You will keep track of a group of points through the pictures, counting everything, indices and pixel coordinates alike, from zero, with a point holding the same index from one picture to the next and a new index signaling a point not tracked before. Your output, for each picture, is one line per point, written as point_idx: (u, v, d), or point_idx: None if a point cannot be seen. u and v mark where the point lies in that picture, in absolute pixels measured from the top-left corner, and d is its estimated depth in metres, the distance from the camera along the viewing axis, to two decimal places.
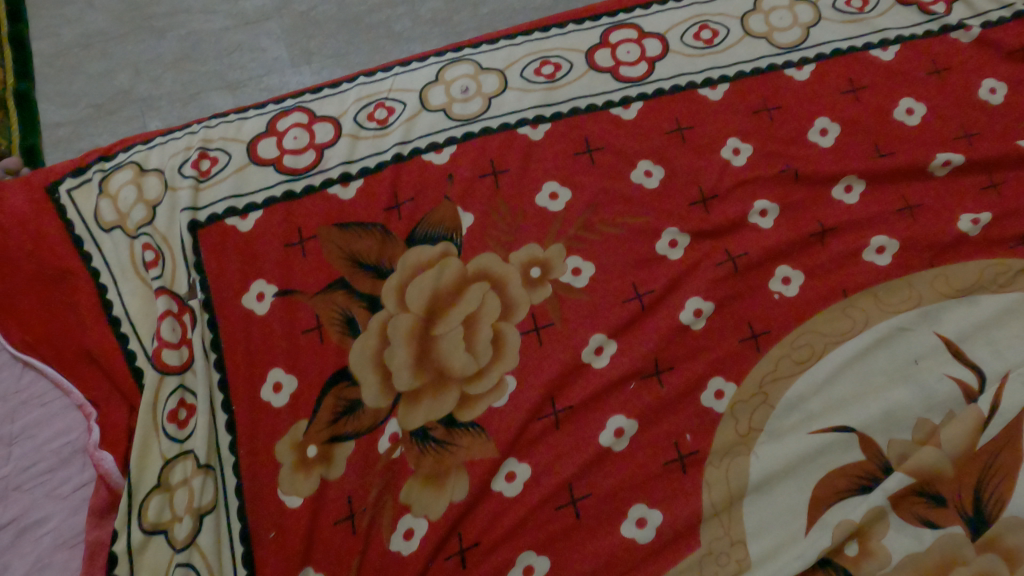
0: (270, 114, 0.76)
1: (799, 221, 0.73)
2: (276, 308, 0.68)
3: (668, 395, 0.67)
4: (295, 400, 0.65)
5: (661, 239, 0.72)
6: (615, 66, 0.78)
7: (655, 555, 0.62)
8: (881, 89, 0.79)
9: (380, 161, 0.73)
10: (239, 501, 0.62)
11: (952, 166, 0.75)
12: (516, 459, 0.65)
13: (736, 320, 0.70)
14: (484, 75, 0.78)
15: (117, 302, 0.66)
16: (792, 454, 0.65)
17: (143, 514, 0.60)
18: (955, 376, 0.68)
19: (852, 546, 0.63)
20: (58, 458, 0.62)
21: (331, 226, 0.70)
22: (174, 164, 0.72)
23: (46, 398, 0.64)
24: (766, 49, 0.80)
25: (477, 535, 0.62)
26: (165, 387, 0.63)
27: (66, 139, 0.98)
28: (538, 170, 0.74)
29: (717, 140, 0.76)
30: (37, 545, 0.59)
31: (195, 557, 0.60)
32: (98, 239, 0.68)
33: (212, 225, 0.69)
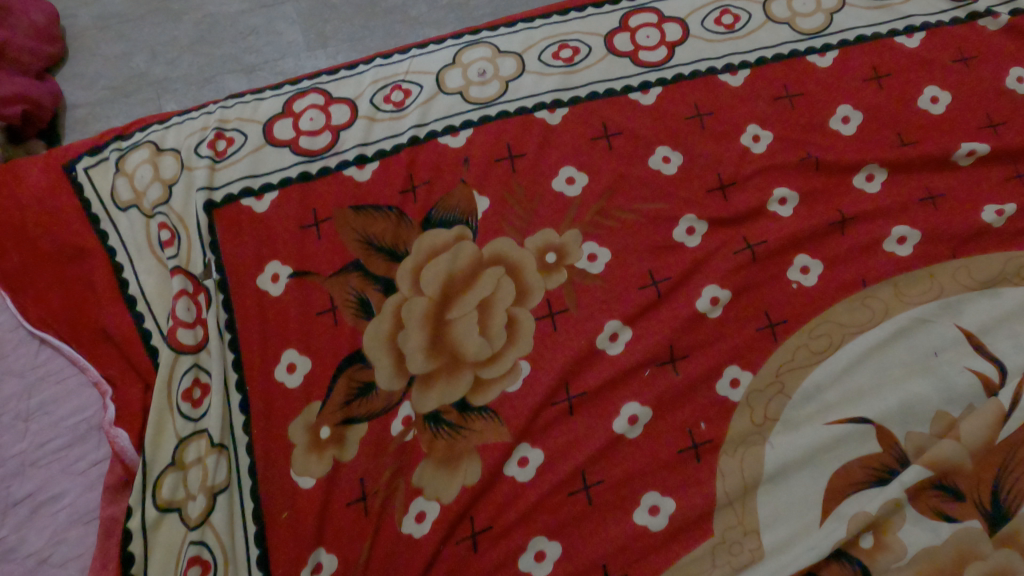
0: (286, 95, 0.75)
1: (819, 210, 0.72)
2: (290, 290, 0.68)
3: (683, 383, 0.66)
4: (308, 381, 0.65)
5: (678, 226, 0.72)
6: (634, 50, 0.77)
7: (666, 543, 0.62)
8: (905, 77, 0.77)
9: (396, 143, 0.73)
10: (252, 481, 0.62)
11: (977, 156, 0.74)
12: (529, 444, 0.65)
13: (753, 308, 0.69)
14: (502, 58, 0.77)
15: (133, 281, 0.66)
16: (808, 444, 0.65)
17: (157, 491, 0.60)
18: (975, 369, 0.67)
19: (867, 538, 0.62)
20: (74, 434, 0.62)
21: (346, 208, 0.70)
22: (190, 143, 0.72)
23: (62, 374, 0.64)
24: (789, 34, 0.79)
25: (489, 519, 0.62)
26: (179, 365, 0.64)
27: (83, 120, 0.97)
28: (554, 155, 0.73)
29: (737, 127, 0.75)
30: (53, 520, 0.59)
31: (208, 535, 0.60)
32: (115, 218, 0.69)
33: (227, 206, 0.69)
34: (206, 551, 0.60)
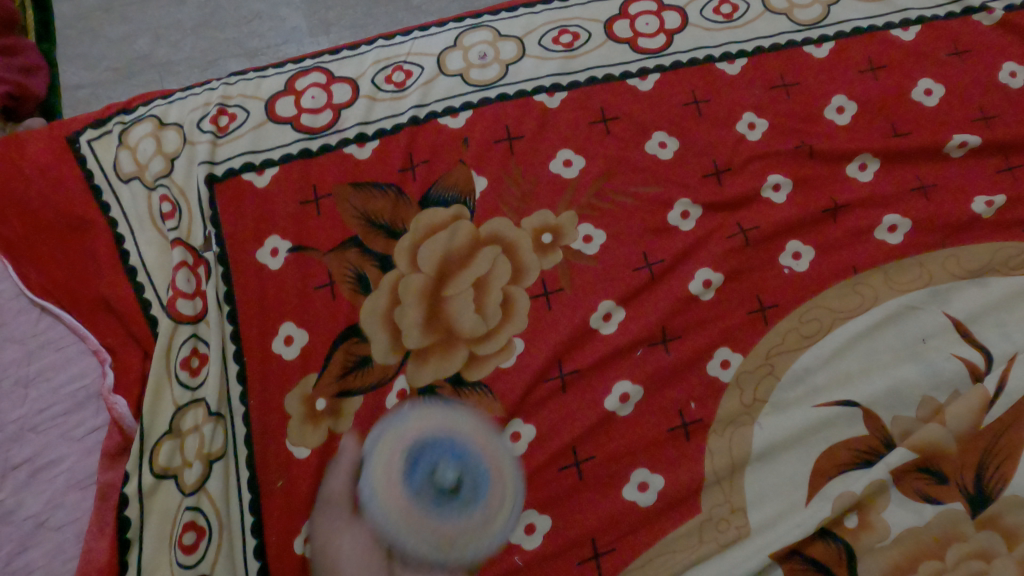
0: (288, 73, 0.76)
1: (811, 197, 0.73)
2: (289, 264, 0.69)
3: (674, 364, 0.68)
4: (305, 354, 0.66)
5: (673, 211, 0.73)
6: (633, 38, 0.78)
7: (654, 518, 0.63)
8: (900, 69, 0.78)
9: (396, 123, 0.74)
10: (248, 450, 0.63)
11: (968, 148, 0.75)
12: (522, 420, 0.66)
13: (745, 292, 0.71)
14: (503, 42, 0.78)
15: (134, 252, 0.67)
16: (796, 425, 0.66)
17: (154, 458, 0.61)
18: (962, 355, 0.68)
19: (852, 518, 0.63)
20: (73, 401, 0.63)
21: (346, 185, 0.71)
22: (193, 118, 0.73)
23: (63, 342, 0.65)
24: (787, 25, 0.80)
25: (481, 492, 0.63)
26: (178, 335, 0.65)
27: (87, 100, 0.98)
28: (553, 138, 0.74)
29: (733, 115, 0.76)
30: (51, 485, 0.60)
31: (203, 502, 0.61)
32: (117, 190, 0.69)
33: (228, 180, 0.70)
34: (201, 517, 0.61)
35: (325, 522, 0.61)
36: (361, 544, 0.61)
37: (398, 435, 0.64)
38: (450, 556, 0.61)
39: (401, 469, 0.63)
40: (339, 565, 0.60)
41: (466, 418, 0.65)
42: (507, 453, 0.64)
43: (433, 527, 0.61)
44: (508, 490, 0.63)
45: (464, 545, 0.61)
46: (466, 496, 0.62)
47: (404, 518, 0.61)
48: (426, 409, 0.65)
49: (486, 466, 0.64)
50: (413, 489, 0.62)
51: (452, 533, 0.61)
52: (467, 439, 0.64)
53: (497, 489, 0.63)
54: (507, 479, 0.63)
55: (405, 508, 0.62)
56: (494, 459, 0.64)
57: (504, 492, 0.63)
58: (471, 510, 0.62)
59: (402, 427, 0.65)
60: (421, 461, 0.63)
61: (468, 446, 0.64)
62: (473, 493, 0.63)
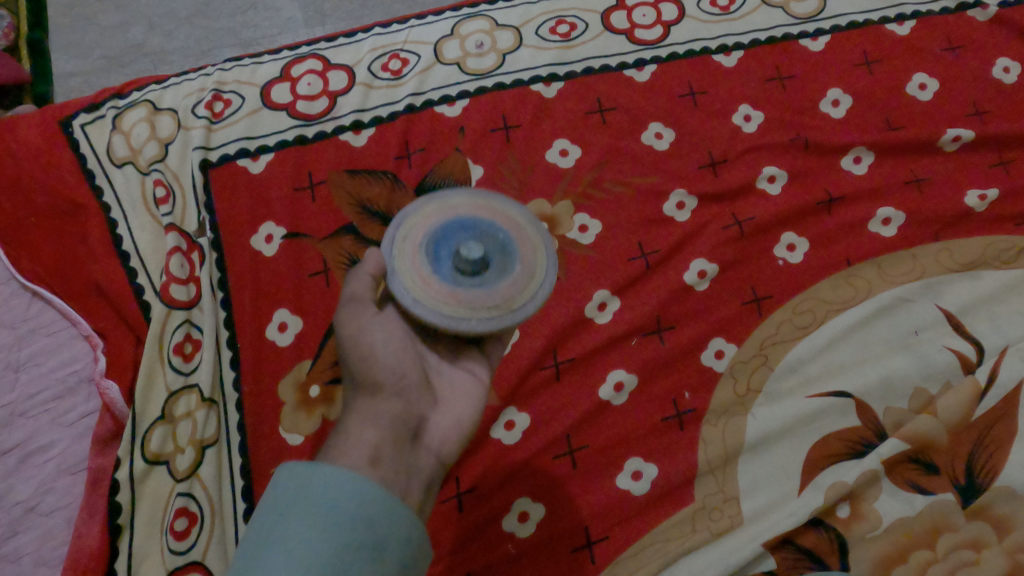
0: (284, 60, 0.76)
1: (806, 189, 0.74)
2: (284, 250, 0.68)
3: (669, 353, 0.68)
4: (299, 340, 0.66)
5: (669, 201, 0.73)
6: (630, 29, 0.78)
7: (648, 507, 0.63)
8: (895, 63, 0.79)
9: (392, 111, 0.73)
10: (240, 437, 0.63)
11: (961, 142, 0.76)
12: (516, 408, 0.66)
13: (740, 283, 0.71)
14: (500, 31, 0.78)
15: (128, 237, 0.67)
16: (789, 415, 0.66)
17: (145, 444, 0.60)
18: (954, 348, 0.69)
19: (844, 508, 0.63)
20: (64, 386, 0.63)
21: (342, 171, 0.71)
22: (187, 104, 0.72)
23: (54, 327, 0.64)
24: (783, 18, 0.80)
25: (474, 480, 0.63)
26: (172, 320, 0.64)
27: None
28: (549, 128, 0.74)
29: (729, 107, 0.76)
30: (41, 470, 0.60)
31: (195, 488, 0.60)
32: (111, 174, 0.69)
33: (223, 166, 0.70)
34: (193, 503, 0.60)
35: (349, 321, 0.50)
36: (391, 336, 0.51)
37: (406, 242, 0.50)
38: (510, 319, 0.49)
39: (427, 266, 0.49)
40: (373, 357, 0.49)
41: (452, 195, 0.52)
42: (512, 207, 0.53)
43: (486, 292, 0.48)
44: (528, 231, 0.52)
45: (521, 301, 0.49)
46: (503, 265, 0.50)
47: (451, 297, 0.48)
48: (417, 211, 0.52)
49: (500, 220, 0.52)
50: (443, 274, 0.49)
51: (507, 294, 0.49)
52: (472, 210, 0.52)
53: (529, 253, 0.51)
54: (524, 220, 0.52)
55: (448, 290, 0.48)
56: (527, 240, 0.52)
57: (534, 251, 0.51)
58: (512, 266, 0.50)
59: (407, 229, 0.51)
60: (439, 249, 0.50)
61: (473, 215, 0.51)
62: (505, 259, 0.50)
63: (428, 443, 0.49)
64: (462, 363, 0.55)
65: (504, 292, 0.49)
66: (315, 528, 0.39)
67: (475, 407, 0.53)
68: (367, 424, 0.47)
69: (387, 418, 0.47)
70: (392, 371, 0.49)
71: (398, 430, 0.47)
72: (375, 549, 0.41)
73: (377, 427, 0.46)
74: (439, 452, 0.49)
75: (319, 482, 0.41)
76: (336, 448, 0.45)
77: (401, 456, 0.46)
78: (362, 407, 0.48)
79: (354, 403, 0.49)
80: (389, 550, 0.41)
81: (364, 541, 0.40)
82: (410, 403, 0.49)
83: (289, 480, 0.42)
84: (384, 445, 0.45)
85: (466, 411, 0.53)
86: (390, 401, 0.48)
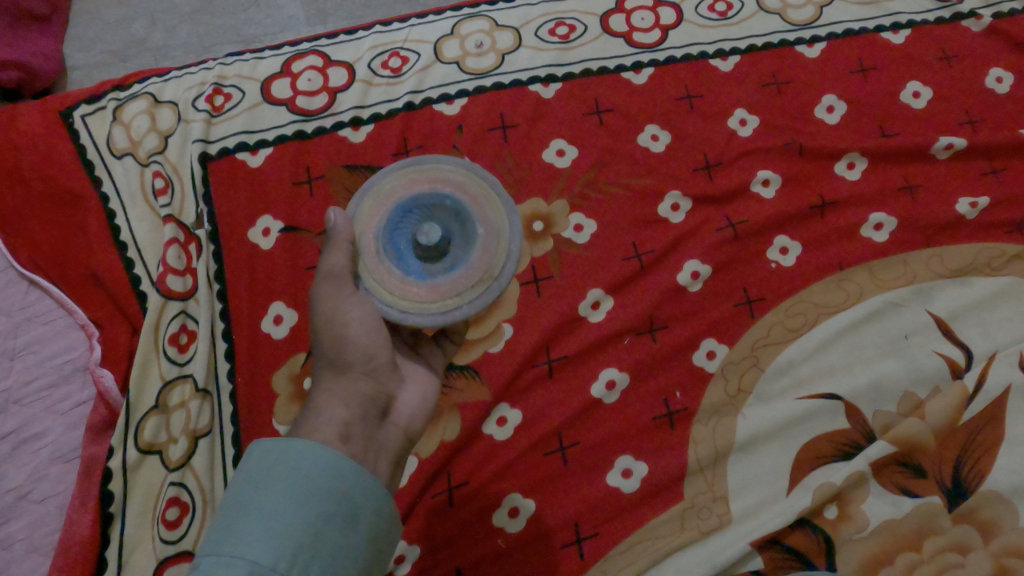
0: (285, 55, 0.76)
1: (800, 194, 0.74)
2: (281, 244, 0.69)
3: (661, 353, 0.68)
4: (293, 333, 0.66)
5: (664, 202, 0.73)
6: (628, 32, 0.79)
7: (638, 504, 0.64)
8: (890, 71, 0.80)
9: (391, 108, 0.74)
10: (234, 428, 0.63)
11: (954, 150, 0.77)
12: (508, 405, 0.66)
13: (733, 285, 0.71)
14: (500, 32, 0.79)
15: (125, 228, 0.67)
16: (779, 416, 0.67)
17: (139, 432, 0.61)
18: (943, 352, 0.69)
19: (831, 509, 0.64)
20: (59, 374, 0.63)
21: (340, 166, 0.72)
22: (188, 97, 0.73)
23: (50, 316, 0.65)
24: (779, 24, 0.81)
25: (466, 475, 0.64)
26: (167, 311, 0.65)
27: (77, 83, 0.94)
28: (547, 128, 0.75)
29: (725, 111, 0.77)
30: (35, 457, 0.60)
31: (187, 478, 0.61)
32: (109, 165, 0.70)
33: (222, 159, 0.71)
34: (185, 493, 0.60)
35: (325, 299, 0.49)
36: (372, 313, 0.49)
37: (363, 248, 0.50)
38: (495, 286, 0.50)
39: (397, 270, 0.50)
40: (346, 339, 0.49)
41: (382, 180, 0.52)
42: (443, 162, 0.52)
43: (463, 270, 0.50)
44: (472, 186, 0.51)
45: (499, 261, 0.50)
46: (465, 233, 0.51)
47: (432, 294, 0.49)
48: (358, 214, 0.51)
49: (442, 185, 0.51)
50: (417, 271, 0.50)
51: (480, 254, 0.50)
52: (409, 187, 0.51)
53: (479, 207, 0.51)
54: (461, 173, 0.52)
55: (426, 286, 0.50)
56: (476, 195, 0.51)
57: (486, 201, 0.51)
58: (473, 229, 0.51)
59: (359, 235, 0.51)
60: (399, 243, 0.51)
61: (414, 194, 0.51)
62: (462, 225, 0.51)
63: (394, 420, 0.51)
64: (419, 350, 0.57)
65: (474, 261, 0.50)
66: (294, 497, 0.41)
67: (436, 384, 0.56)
68: (337, 403, 0.48)
69: (358, 398, 0.49)
70: (363, 354, 0.49)
71: (366, 409, 0.49)
72: (352, 517, 0.42)
73: (348, 406, 0.48)
74: (406, 429, 0.51)
75: (298, 453, 0.42)
76: (309, 422, 0.46)
77: (371, 435, 0.47)
78: (333, 385, 0.49)
79: (325, 378, 0.50)
80: (365, 518, 0.43)
81: (342, 510, 0.42)
82: (378, 384, 0.50)
83: (267, 452, 0.43)
84: (353, 424, 0.47)
85: (429, 389, 0.55)
86: (360, 381, 0.49)
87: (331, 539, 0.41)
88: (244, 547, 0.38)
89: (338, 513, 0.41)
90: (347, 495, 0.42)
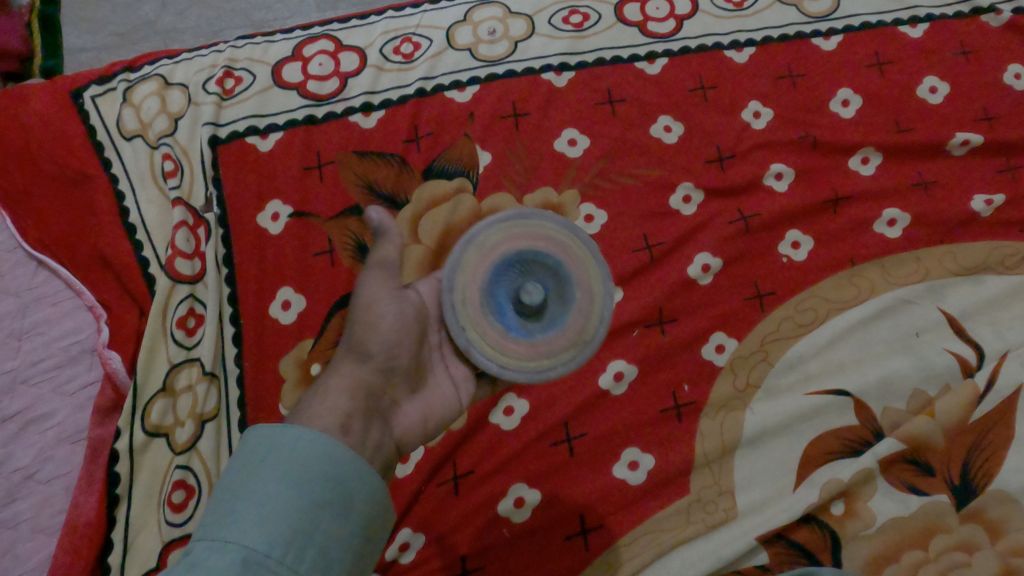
0: (297, 39, 0.75)
1: (813, 188, 0.74)
2: (289, 229, 0.69)
3: (670, 345, 0.68)
4: (301, 318, 0.66)
5: (675, 195, 0.73)
6: (643, 21, 0.78)
7: (643, 497, 0.64)
8: (907, 64, 0.79)
9: (403, 94, 0.73)
10: (241, 412, 0.63)
11: (970, 146, 0.76)
12: (515, 394, 0.66)
13: (743, 278, 0.71)
14: (513, 19, 0.78)
15: (134, 210, 0.67)
16: (788, 411, 0.66)
17: (146, 415, 0.61)
18: (954, 351, 0.68)
19: (838, 506, 0.63)
20: (66, 355, 0.63)
21: (351, 153, 0.71)
22: (199, 80, 0.72)
23: (58, 297, 0.65)
24: (795, 16, 0.80)
25: (472, 464, 0.64)
26: (176, 294, 0.64)
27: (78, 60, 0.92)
28: (558, 117, 0.74)
29: (738, 103, 0.76)
30: (41, 438, 0.60)
31: (194, 461, 0.61)
32: (119, 146, 0.69)
33: (232, 142, 0.70)
34: (191, 476, 0.60)
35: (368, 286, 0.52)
36: (399, 315, 0.52)
37: (467, 300, 0.51)
38: (589, 346, 0.52)
39: (499, 324, 0.51)
40: (378, 330, 0.50)
41: (486, 232, 0.52)
42: (546, 220, 0.53)
43: (562, 329, 0.52)
44: (560, 237, 0.53)
45: (591, 325, 0.52)
46: (560, 290, 0.52)
47: (532, 351, 0.51)
48: (461, 262, 0.52)
49: (544, 244, 0.52)
50: (514, 327, 0.51)
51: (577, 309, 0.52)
52: (512, 244, 0.52)
53: (579, 270, 0.53)
54: (562, 232, 0.53)
55: (526, 345, 0.51)
56: (575, 256, 0.53)
57: (585, 262, 0.53)
58: (571, 292, 0.52)
59: (462, 288, 0.51)
60: (498, 297, 0.51)
61: (515, 248, 0.52)
62: (557, 283, 0.53)
63: (391, 429, 0.49)
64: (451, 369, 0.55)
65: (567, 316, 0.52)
66: (286, 484, 0.40)
67: (445, 418, 0.53)
68: (345, 388, 0.47)
69: (364, 393, 0.48)
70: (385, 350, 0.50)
71: (370, 403, 0.48)
72: (344, 505, 0.42)
73: (352, 396, 0.47)
74: (399, 440, 0.49)
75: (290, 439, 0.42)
76: (311, 405, 0.46)
77: (369, 431, 0.46)
78: (348, 373, 0.49)
79: (341, 366, 0.50)
80: (358, 501, 0.43)
81: (334, 498, 0.41)
82: (386, 384, 0.50)
83: (259, 439, 0.43)
84: (353, 416, 0.46)
85: (436, 416, 0.53)
86: (370, 378, 0.49)
87: (323, 528, 0.40)
88: (233, 532, 0.38)
89: (330, 499, 0.41)
90: (340, 482, 0.42)
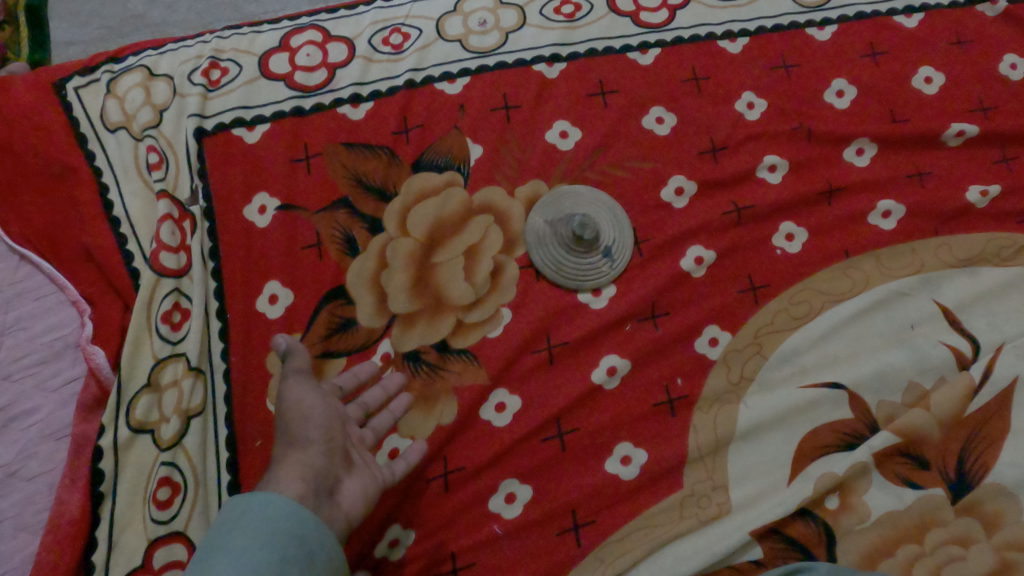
0: (284, 30, 0.74)
1: (807, 180, 0.73)
2: (276, 222, 0.68)
3: (663, 339, 0.67)
4: (289, 313, 0.65)
5: (667, 187, 0.72)
6: (636, 11, 0.77)
7: (636, 492, 0.63)
8: (902, 55, 0.78)
9: (392, 85, 0.72)
10: (227, 407, 0.63)
11: (965, 138, 0.75)
12: (507, 390, 0.65)
13: (736, 271, 0.70)
14: (504, 9, 0.77)
15: (118, 203, 0.66)
16: (782, 405, 0.65)
17: (131, 411, 0.60)
18: (950, 343, 0.68)
19: (832, 500, 0.63)
20: (50, 351, 0.61)
21: (339, 145, 0.70)
22: (184, 71, 0.71)
23: (42, 292, 0.63)
24: (789, 6, 0.79)
25: (462, 460, 0.63)
26: (160, 288, 0.63)
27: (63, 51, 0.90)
28: (550, 109, 0.74)
29: (731, 93, 0.75)
30: (24, 435, 0.58)
31: (179, 457, 0.60)
32: (103, 139, 0.68)
33: (218, 135, 0.69)
34: (177, 473, 0.59)
35: (297, 390, 0.54)
36: (315, 417, 0.53)
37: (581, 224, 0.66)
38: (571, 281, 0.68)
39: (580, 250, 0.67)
40: (308, 420, 0.53)
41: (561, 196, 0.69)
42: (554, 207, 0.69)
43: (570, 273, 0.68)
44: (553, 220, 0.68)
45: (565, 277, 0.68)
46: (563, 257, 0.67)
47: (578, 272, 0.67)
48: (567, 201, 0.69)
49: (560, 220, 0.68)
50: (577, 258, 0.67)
51: (552, 274, 0.68)
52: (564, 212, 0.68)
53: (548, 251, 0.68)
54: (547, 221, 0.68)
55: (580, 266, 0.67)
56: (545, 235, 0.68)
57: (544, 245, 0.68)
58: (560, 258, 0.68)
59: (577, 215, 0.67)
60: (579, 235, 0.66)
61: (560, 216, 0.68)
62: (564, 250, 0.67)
63: (341, 501, 0.51)
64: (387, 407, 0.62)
65: (597, 276, 0.68)
66: (261, 534, 0.44)
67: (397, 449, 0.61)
68: (297, 470, 0.50)
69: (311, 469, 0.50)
70: (311, 433, 0.52)
71: (318, 485, 0.50)
72: (306, 561, 0.45)
73: (301, 482, 0.49)
74: (348, 515, 0.51)
75: (250, 518, 0.45)
76: (268, 484, 0.49)
77: (320, 507, 0.49)
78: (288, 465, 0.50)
79: (280, 456, 0.51)
80: (320, 555, 0.46)
81: (298, 554, 0.45)
82: (332, 464, 0.52)
83: (234, 507, 0.47)
84: (307, 498, 0.48)
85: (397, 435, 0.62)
86: (311, 456, 0.51)
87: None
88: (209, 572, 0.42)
89: (297, 540, 0.45)
90: (301, 536, 0.45)
